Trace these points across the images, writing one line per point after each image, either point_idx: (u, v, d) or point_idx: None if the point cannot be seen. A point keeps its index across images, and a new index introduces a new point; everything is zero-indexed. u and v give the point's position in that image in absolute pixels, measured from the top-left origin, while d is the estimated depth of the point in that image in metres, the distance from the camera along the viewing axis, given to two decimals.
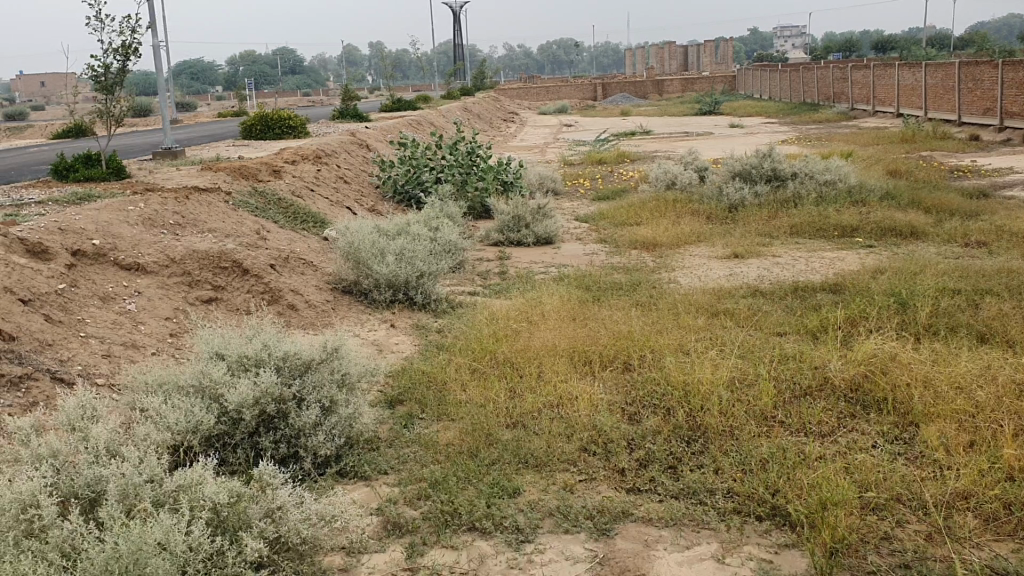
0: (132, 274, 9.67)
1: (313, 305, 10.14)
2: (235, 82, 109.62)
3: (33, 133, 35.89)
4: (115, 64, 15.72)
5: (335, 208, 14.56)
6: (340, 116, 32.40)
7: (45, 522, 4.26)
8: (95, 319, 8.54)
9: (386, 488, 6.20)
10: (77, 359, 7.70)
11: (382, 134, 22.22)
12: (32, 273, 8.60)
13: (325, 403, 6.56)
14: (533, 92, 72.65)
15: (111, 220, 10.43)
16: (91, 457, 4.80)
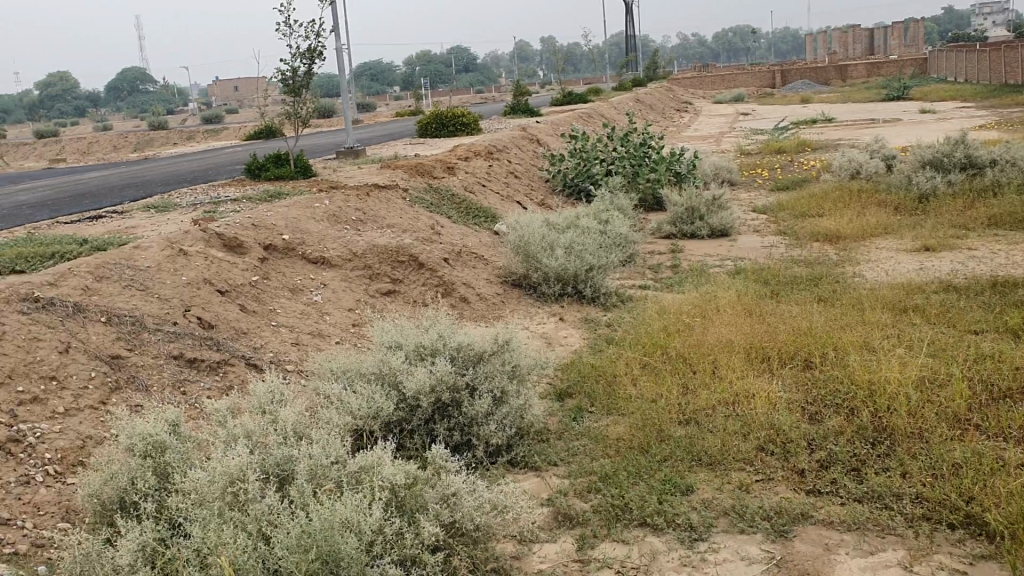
0: (318, 267, 10.17)
1: (485, 298, 10.33)
2: (412, 81, 113.16)
3: (230, 135, 38.36)
4: (303, 68, 16.55)
5: (507, 202, 14.78)
6: (512, 111, 32.82)
7: (244, 496, 4.55)
8: (285, 310, 9.04)
9: (556, 479, 6.23)
10: (268, 346, 8.17)
11: (553, 128, 22.34)
12: (229, 267, 9.20)
13: (496, 393, 6.62)
14: (707, 82, 71.11)
15: (299, 216, 11.00)
16: (281, 438, 5.08)
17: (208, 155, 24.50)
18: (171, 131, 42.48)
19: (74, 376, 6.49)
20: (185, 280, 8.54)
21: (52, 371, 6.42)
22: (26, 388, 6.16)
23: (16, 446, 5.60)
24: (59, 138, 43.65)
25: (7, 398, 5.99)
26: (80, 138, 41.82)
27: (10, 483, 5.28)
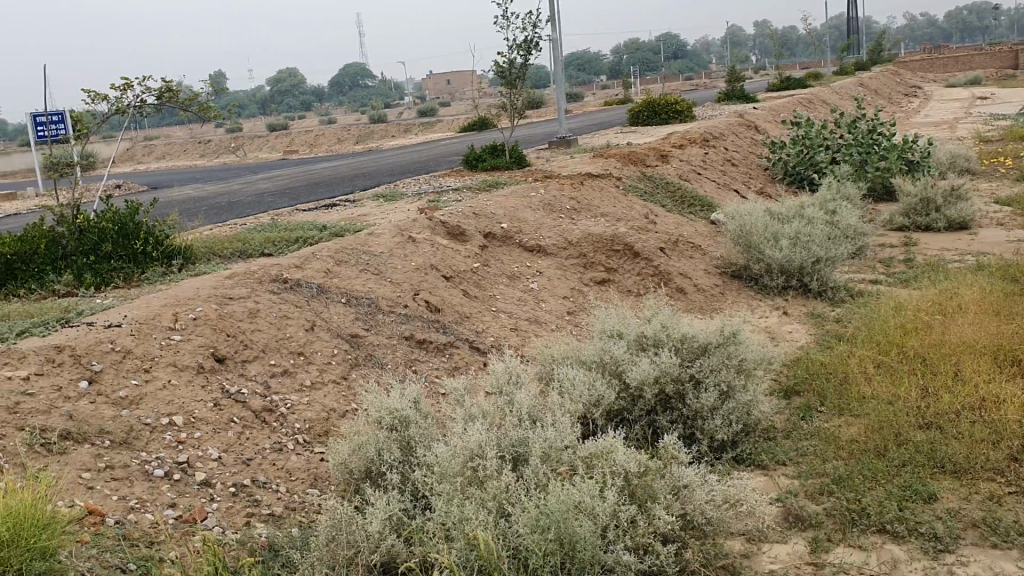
0: (535, 255, 10.34)
1: (702, 289, 10.15)
2: (619, 70, 112.83)
3: (445, 128, 39.85)
4: (518, 60, 16.87)
5: (723, 190, 14.48)
6: (727, 98, 32.05)
7: (483, 473, 4.71)
8: (505, 295, 9.26)
9: (785, 479, 6.02)
10: (490, 331, 8.39)
11: (771, 114, 21.62)
12: (453, 253, 9.54)
13: (723, 387, 6.41)
14: (939, 65, 66.81)
15: (517, 205, 11.24)
16: (516, 420, 5.21)
17: (426, 146, 25.51)
18: (390, 124, 44.62)
19: (318, 352, 6.93)
20: (414, 266, 8.93)
21: (299, 347, 6.88)
22: (277, 362, 6.64)
23: (271, 415, 6.05)
24: (289, 132, 46.85)
25: (261, 370, 6.48)
26: (308, 131, 44.66)
27: (266, 448, 5.70)
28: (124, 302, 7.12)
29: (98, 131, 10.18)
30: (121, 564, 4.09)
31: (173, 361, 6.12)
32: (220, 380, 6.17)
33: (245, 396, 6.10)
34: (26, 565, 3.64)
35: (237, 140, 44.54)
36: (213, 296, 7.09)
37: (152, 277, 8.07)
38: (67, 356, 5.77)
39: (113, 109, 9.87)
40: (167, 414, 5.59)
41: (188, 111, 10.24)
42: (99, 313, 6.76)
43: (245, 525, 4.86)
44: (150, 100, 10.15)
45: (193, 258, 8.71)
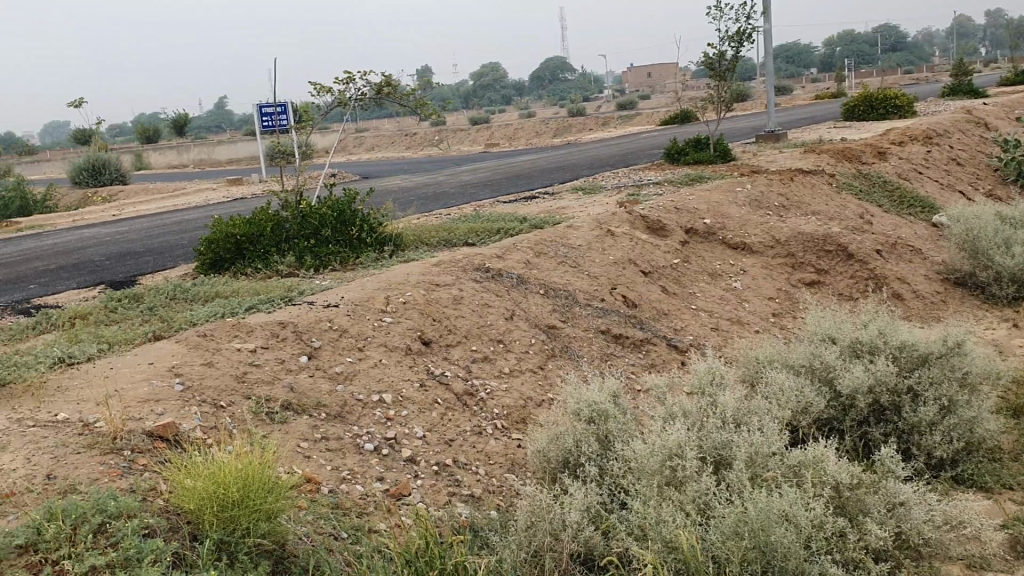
0: (739, 253, 10.06)
1: (921, 296, 9.58)
2: (831, 62, 107.79)
3: (646, 120, 39.49)
4: (729, 52, 16.46)
5: (946, 191, 13.55)
6: (952, 92, 30.01)
7: (684, 474, 4.60)
8: (706, 294, 9.05)
9: (1012, 506, 5.55)
10: (689, 329, 8.24)
11: (1004, 110, 20.06)
12: (653, 248, 9.44)
13: (944, 401, 5.98)
14: None
15: (722, 201, 10.96)
16: (719, 422, 5.07)
17: (626, 140, 25.37)
18: (590, 118, 44.73)
19: (518, 341, 7.05)
20: (613, 260, 8.91)
21: (500, 335, 7.02)
22: (479, 348, 6.80)
23: (472, 399, 6.20)
24: (491, 124, 47.89)
25: (464, 355, 6.65)
26: (509, 124, 45.49)
27: (467, 430, 5.83)
28: (340, 284, 7.48)
29: (321, 123, 10.76)
30: (334, 532, 4.08)
31: (384, 341, 6.38)
32: (427, 362, 6.38)
33: (448, 378, 6.29)
34: (252, 525, 3.57)
35: (442, 133, 45.95)
36: (421, 281, 7.35)
37: (366, 261, 8.45)
38: (289, 332, 6.11)
39: (336, 101, 10.41)
40: (377, 392, 5.81)
41: (405, 105, 10.65)
42: (317, 293, 7.12)
43: (447, 503, 4.94)
44: (369, 93, 10.64)
45: (403, 245, 9.07)
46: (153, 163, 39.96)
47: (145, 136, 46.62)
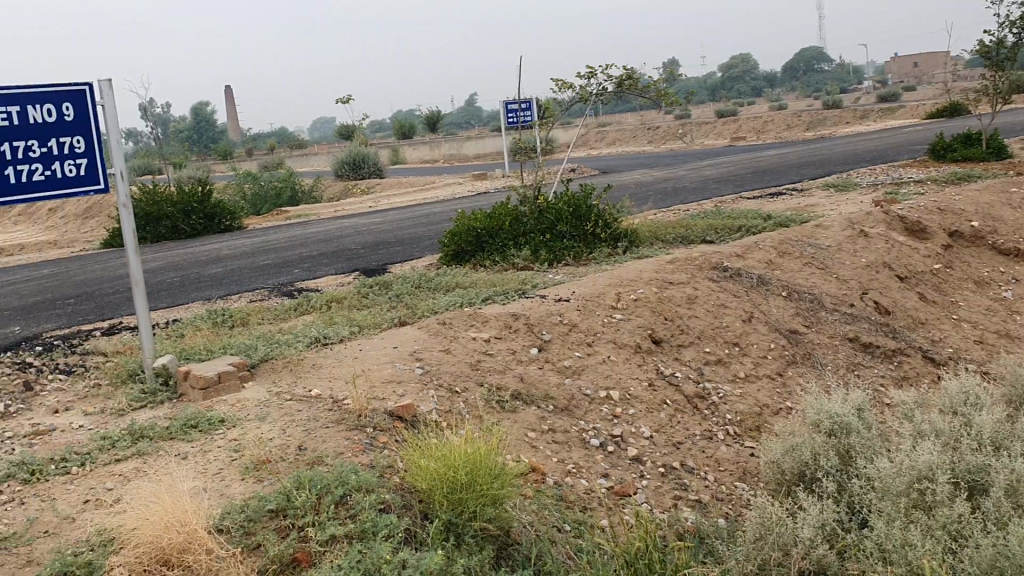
0: (1010, 259, 9.18)
1: None
2: None
3: (909, 113, 36.92)
4: (1009, 38, 15.02)
5: None
6: None
7: (934, 498, 4.24)
8: (970, 303, 8.33)
9: None
10: (948, 341, 7.63)
11: None
12: (910, 252, 8.80)
13: None
14: None
15: (992, 202, 10.05)
16: (976, 446, 4.64)
17: (886, 134, 23.80)
18: (845, 111, 42.47)
19: (755, 345, 6.83)
20: (864, 263, 8.40)
21: (735, 338, 6.84)
22: (713, 350, 6.65)
23: (702, 402, 6.07)
24: (738, 118, 46.61)
25: (696, 356, 6.53)
26: (757, 117, 44.05)
27: (696, 434, 5.70)
28: (574, 279, 7.56)
29: (563, 119, 10.89)
30: (558, 524, 4.03)
31: (614, 338, 6.37)
32: (657, 362, 6.32)
33: (679, 379, 6.19)
34: (479, 509, 3.50)
35: (686, 127, 45.28)
36: (654, 279, 7.28)
37: (600, 257, 8.53)
38: (522, 324, 6.25)
39: (577, 98, 10.51)
40: (604, 388, 5.82)
41: (647, 99, 10.56)
42: (551, 287, 7.25)
43: (672, 507, 4.84)
44: (611, 88, 10.63)
45: (639, 241, 9.06)
46: (407, 157, 42.27)
47: (402, 132, 49.36)
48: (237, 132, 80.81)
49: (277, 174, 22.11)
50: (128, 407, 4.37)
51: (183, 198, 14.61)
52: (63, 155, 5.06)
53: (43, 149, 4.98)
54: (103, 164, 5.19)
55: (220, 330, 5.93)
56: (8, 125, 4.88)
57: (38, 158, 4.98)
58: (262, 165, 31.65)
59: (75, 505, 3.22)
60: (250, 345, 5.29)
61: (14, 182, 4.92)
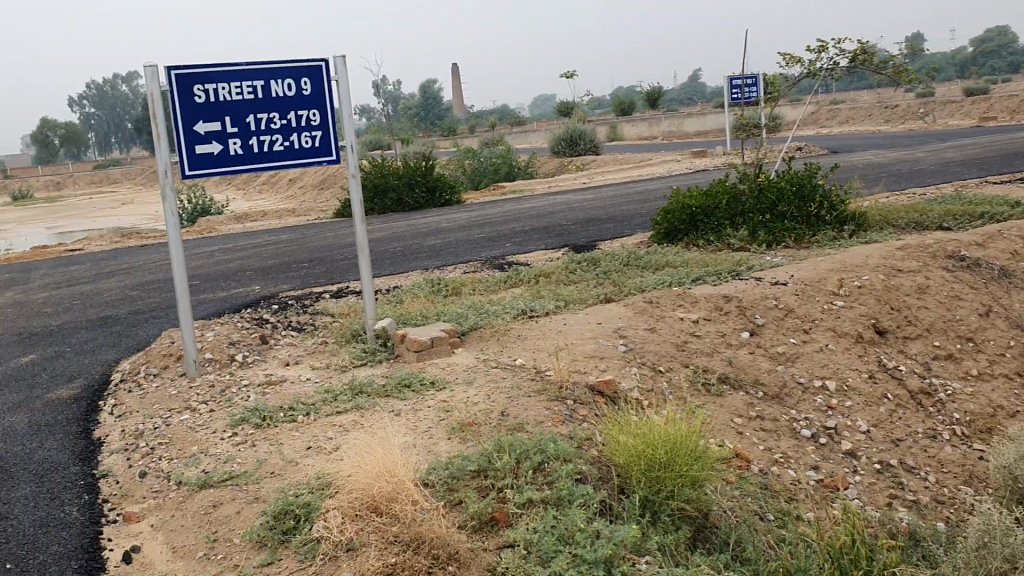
0: None
1: None
2: None
3: None
4: None
5: None
6: None
7: None
8: None
9: None
10: None
11: None
12: None
13: None
14: None
15: None
16: None
17: None
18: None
19: (991, 341, 6.32)
20: None
21: (970, 333, 6.35)
22: (943, 344, 6.20)
23: (928, 399, 5.68)
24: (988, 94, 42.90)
25: (923, 350, 6.11)
26: (1010, 94, 40.37)
27: (918, 432, 5.34)
28: (793, 262, 7.28)
29: (789, 94, 10.42)
30: (760, 512, 3.83)
31: (833, 326, 6.08)
32: (879, 353, 5.97)
33: (902, 373, 5.82)
34: (677, 488, 3.38)
35: (926, 104, 42.27)
36: (881, 265, 6.88)
37: (823, 240, 8.15)
38: (734, 307, 6.09)
39: (804, 73, 10.02)
40: (820, 377, 5.57)
41: (882, 74, 9.92)
42: (767, 269, 7.01)
43: (886, 506, 4.53)
44: (843, 64, 10.06)
45: (866, 225, 8.57)
46: (626, 135, 42.11)
47: (621, 109, 49.25)
48: (461, 109, 83.57)
49: (497, 149, 22.69)
50: (350, 363, 4.67)
51: (408, 171, 15.30)
52: (300, 128, 5.43)
53: (283, 121, 5.37)
54: (335, 136, 5.52)
55: (436, 298, 6.17)
56: (254, 99, 5.29)
57: (279, 129, 5.38)
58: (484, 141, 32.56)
59: (300, 451, 3.46)
60: (462, 314, 5.49)
61: (257, 152, 5.34)
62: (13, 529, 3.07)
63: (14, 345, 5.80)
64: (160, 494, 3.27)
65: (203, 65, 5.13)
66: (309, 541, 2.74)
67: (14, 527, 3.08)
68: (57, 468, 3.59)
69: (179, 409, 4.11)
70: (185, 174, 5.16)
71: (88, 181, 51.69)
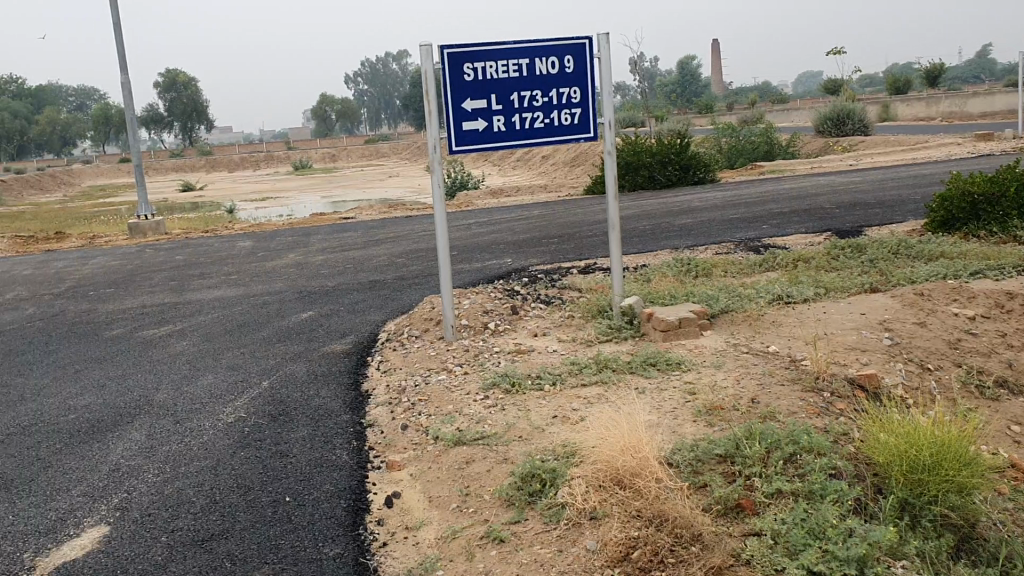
0: None
1: None
2: None
3: None
4: None
5: None
6: None
7: None
8: None
9: None
10: None
11: None
12: None
13: None
14: None
15: None
16: None
17: None
18: None
19: None
20: None
21: None
22: None
23: None
24: None
25: None
26: None
27: None
28: None
29: None
30: None
31: None
32: None
33: None
34: (941, 495, 3.04)
35: None
36: None
37: None
38: (1017, 305, 5.56)
39: None
40: None
41: None
42: None
43: None
44: None
45: None
46: (898, 115, 39.40)
47: (895, 87, 46.02)
48: (719, 86, 81.57)
49: (755, 128, 21.95)
50: (596, 338, 4.74)
51: (663, 149, 15.15)
52: (561, 105, 5.54)
53: (545, 98, 5.49)
54: (594, 113, 5.58)
55: (685, 278, 6.09)
56: (519, 76, 5.45)
57: (540, 107, 5.51)
58: (742, 119, 31.61)
59: (546, 418, 3.55)
60: (713, 295, 5.33)
61: (519, 128, 5.50)
62: (292, 466, 3.38)
63: (296, 301, 6.38)
64: (418, 447, 3.49)
65: (473, 44, 5.33)
66: (554, 506, 2.80)
67: (292, 465, 3.39)
68: (331, 415, 3.92)
69: (437, 369, 4.36)
70: (452, 149, 5.40)
71: (360, 154, 55.50)
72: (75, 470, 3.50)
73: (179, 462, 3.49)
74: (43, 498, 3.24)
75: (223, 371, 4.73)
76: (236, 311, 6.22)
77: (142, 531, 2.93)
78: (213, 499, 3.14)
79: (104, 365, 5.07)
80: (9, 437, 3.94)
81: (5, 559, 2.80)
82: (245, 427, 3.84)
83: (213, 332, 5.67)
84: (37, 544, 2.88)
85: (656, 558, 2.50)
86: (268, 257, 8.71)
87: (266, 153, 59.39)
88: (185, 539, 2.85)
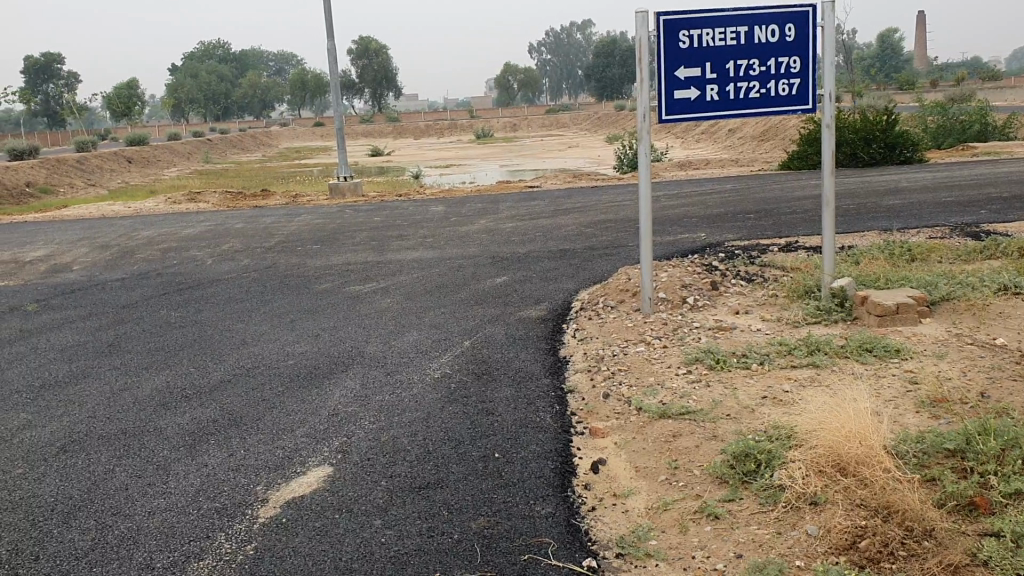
0: None
1: None
2: None
3: None
4: None
5: None
6: None
7: None
8: None
9: None
10: None
11: None
12: None
13: None
14: None
15: None
16: None
17: None
18: None
19: None
20: None
21: None
22: None
23: None
24: None
25: None
26: None
27: None
28: None
29: None
30: None
31: None
32: None
33: None
34: None
35: None
36: None
37: None
38: None
39: None
40: None
41: None
42: None
43: None
44: None
45: None
46: None
47: None
48: (922, 61, 76.65)
49: (968, 106, 20.55)
50: (803, 320, 4.59)
51: (865, 125, 14.42)
52: (779, 75, 5.35)
53: (763, 67, 5.33)
54: (814, 85, 5.35)
55: (898, 262, 5.78)
56: (737, 45, 5.31)
57: (757, 76, 5.35)
58: (950, 96, 29.67)
59: (755, 398, 3.48)
60: (932, 282, 5.00)
61: (732, 99, 5.36)
62: (499, 424, 3.47)
63: (492, 266, 6.51)
64: (622, 417, 3.50)
65: (691, 11, 5.25)
66: (770, 487, 2.76)
67: (500, 423, 3.48)
68: (532, 378, 4.00)
69: (636, 341, 4.35)
70: (662, 117, 5.34)
71: (541, 124, 55.76)
72: (297, 412, 3.73)
73: (392, 412, 3.65)
74: (271, 436, 3.47)
75: (427, 329, 4.91)
76: (434, 273, 6.41)
77: (363, 474, 3.08)
78: (426, 449, 3.26)
79: (316, 316, 5.36)
80: (235, 377, 4.25)
81: (241, 490, 3.02)
82: (451, 383, 3.97)
83: (414, 291, 5.87)
84: (269, 479, 3.09)
85: (886, 549, 2.39)
86: (461, 222, 8.92)
87: (449, 121, 60.69)
88: (403, 485, 2.98)
